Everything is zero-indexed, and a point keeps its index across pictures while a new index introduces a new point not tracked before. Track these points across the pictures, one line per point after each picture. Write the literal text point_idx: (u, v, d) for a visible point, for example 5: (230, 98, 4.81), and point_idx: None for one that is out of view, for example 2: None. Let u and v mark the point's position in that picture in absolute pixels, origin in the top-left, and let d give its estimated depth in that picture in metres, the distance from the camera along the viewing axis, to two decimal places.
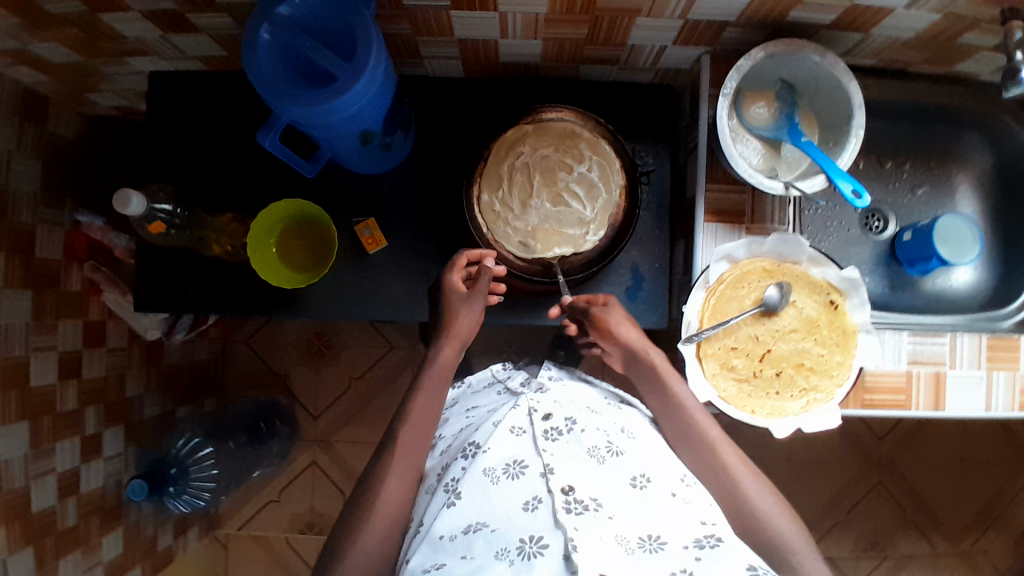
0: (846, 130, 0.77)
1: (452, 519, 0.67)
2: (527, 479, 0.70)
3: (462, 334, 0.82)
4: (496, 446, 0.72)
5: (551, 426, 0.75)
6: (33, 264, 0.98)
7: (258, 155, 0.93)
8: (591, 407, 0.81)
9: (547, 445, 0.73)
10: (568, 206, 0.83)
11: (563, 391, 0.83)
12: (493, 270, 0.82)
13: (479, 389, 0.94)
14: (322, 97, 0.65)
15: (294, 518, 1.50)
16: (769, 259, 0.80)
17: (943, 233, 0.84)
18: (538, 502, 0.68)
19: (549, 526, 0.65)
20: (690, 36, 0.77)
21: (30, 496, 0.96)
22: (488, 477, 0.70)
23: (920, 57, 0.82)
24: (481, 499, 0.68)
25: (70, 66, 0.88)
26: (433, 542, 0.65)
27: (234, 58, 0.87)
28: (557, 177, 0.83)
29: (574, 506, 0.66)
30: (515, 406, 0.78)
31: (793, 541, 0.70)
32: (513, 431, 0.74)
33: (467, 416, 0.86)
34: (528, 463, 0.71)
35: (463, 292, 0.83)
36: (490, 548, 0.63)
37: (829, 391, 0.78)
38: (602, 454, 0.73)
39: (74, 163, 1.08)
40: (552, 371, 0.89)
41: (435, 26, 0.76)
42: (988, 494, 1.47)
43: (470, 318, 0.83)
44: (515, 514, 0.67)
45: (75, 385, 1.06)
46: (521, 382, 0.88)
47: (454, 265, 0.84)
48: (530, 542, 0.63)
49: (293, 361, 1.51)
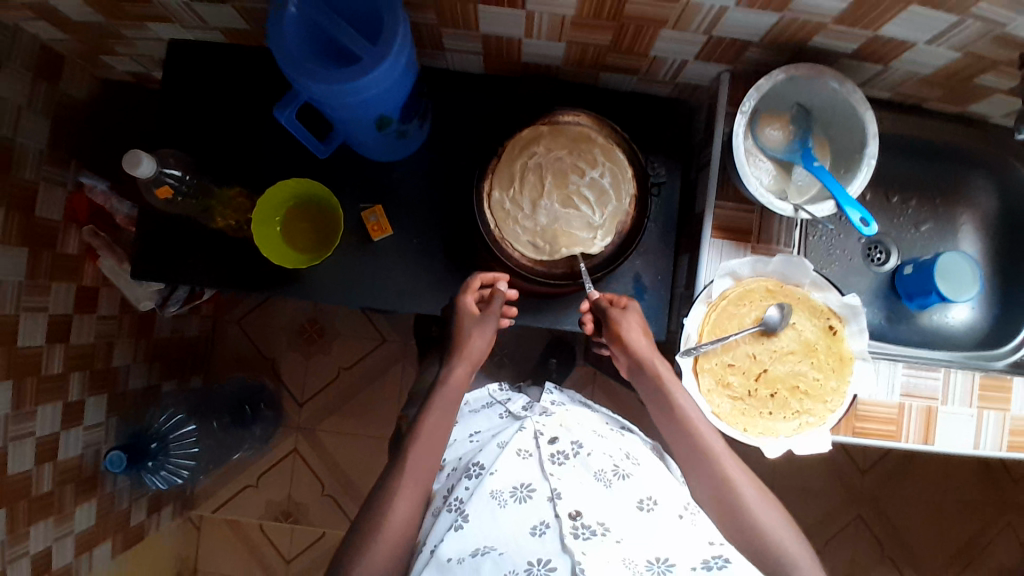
0: (858, 158, 0.78)
1: (459, 541, 0.68)
2: (534, 503, 0.71)
3: (474, 356, 0.80)
4: (503, 469, 0.74)
5: (557, 450, 0.77)
6: (33, 223, 0.97)
7: (272, 133, 0.93)
8: (596, 431, 0.83)
9: (553, 469, 0.75)
10: (578, 208, 0.83)
11: (567, 413, 0.85)
12: (506, 293, 0.81)
13: (478, 408, 0.95)
14: (342, 76, 0.65)
15: (270, 504, 1.48)
16: (772, 280, 0.81)
17: (944, 268, 0.85)
18: (546, 526, 0.69)
19: (556, 549, 0.66)
20: (712, 52, 0.78)
21: (6, 458, 0.95)
22: (495, 499, 0.71)
23: (935, 94, 0.83)
24: (488, 521, 0.70)
25: (90, 26, 0.87)
26: (441, 564, 0.66)
27: (255, 33, 0.87)
28: (569, 179, 0.83)
29: (582, 531, 0.67)
30: (521, 428, 0.80)
31: (795, 554, 0.70)
32: (519, 454, 0.76)
33: (471, 441, 0.87)
34: (536, 487, 0.73)
35: (477, 314, 0.81)
36: (498, 571, 0.64)
37: (822, 415, 0.79)
38: (609, 478, 0.74)
39: (83, 125, 1.07)
40: (555, 395, 0.90)
41: (461, 19, 0.76)
42: (964, 536, 1.48)
43: (482, 342, 0.80)
44: (522, 538, 0.68)
45: (62, 349, 1.05)
46: (522, 406, 0.91)
47: (466, 288, 0.82)
48: (538, 566, 0.65)
49: (284, 345, 1.50)
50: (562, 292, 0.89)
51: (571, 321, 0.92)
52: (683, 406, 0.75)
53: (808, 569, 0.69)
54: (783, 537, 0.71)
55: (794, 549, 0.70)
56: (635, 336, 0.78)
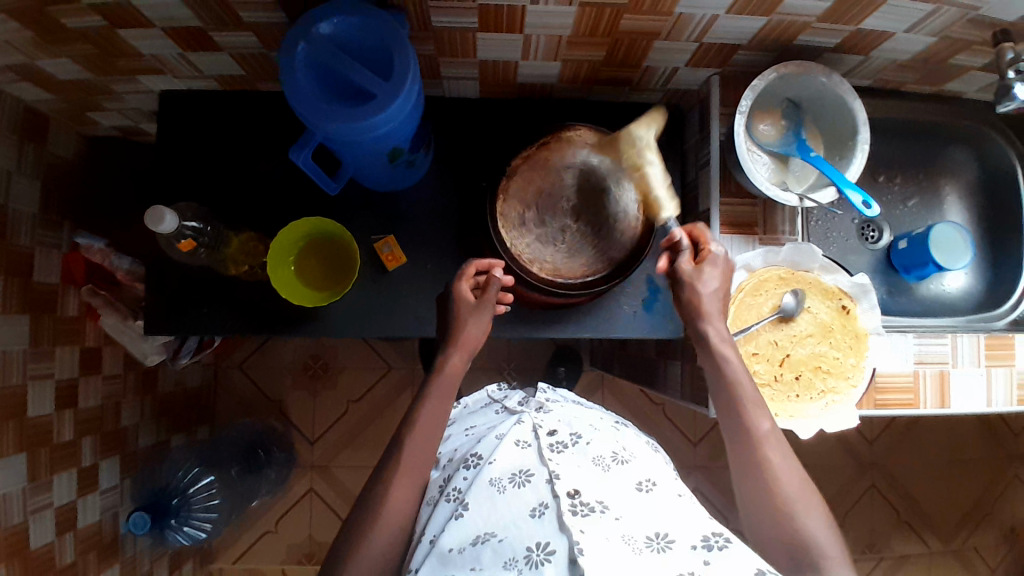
0: (851, 144, 0.82)
1: (458, 531, 0.68)
2: (534, 485, 0.72)
3: (469, 344, 0.80)
4: (501, 458, 0.75)
5: (556, 440, 0.78)
6: (31, 288, 0.95)
7: (277, 173, 0.93)
8: (592, 424, 0.85)
9: (552, 455, 0.76)
10: (650, 165, 0.81)
11: (563, 410, 0.88)
12: (502, 280, 0.81)
13: (477, 409, 0.96)
14: (358, 116, 0.66)
15: (291, 547, 1.46)
16: (784, 268, 0.85)
17: (936, 238, 0.89)
18: (545, 507, 0.69)
19: (554, 531, 0.66)
20: (702, 58, 0.81)
21: (27, 532, 0.91)
22: (495, 486, 0.72)
23: (911, 77, 0.88)
24: (488, 508, 0.70)
25: (78, 83, 0.86)
26: (442, 555, 0.66)
27: (251, 78, 0.88)
28: (636, 143, 0.82)
29: (580, 508, 0.67)
30: (520, 422, 0.82)
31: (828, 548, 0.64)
32: (518, 444, 0.78)
33: (466, 434, 0.88)
34: (533, 471, 0.74)
35: (472, 302, 0.81)
36: (499, 558, 0.65)
37: (845, 392, 0.82)
38: (607, 462, 0.76)
39: (72, 183, 1.05)
40: (549, 394, 0.93)
41: (459, 47, 0.78)
42: (973, 494, 1.53)
43: (478, 329, 0.80)
44: (522, 520, 0.68)
45: (71, 415, 1.02)
46: (518, 403, 0.92)
47: (462, 275, 0.82)
48: (537, 550, 0.65)
49: (289, 384, 1.48)
50: (572, 302, 0.90)
51: (592, 328, 0.93)
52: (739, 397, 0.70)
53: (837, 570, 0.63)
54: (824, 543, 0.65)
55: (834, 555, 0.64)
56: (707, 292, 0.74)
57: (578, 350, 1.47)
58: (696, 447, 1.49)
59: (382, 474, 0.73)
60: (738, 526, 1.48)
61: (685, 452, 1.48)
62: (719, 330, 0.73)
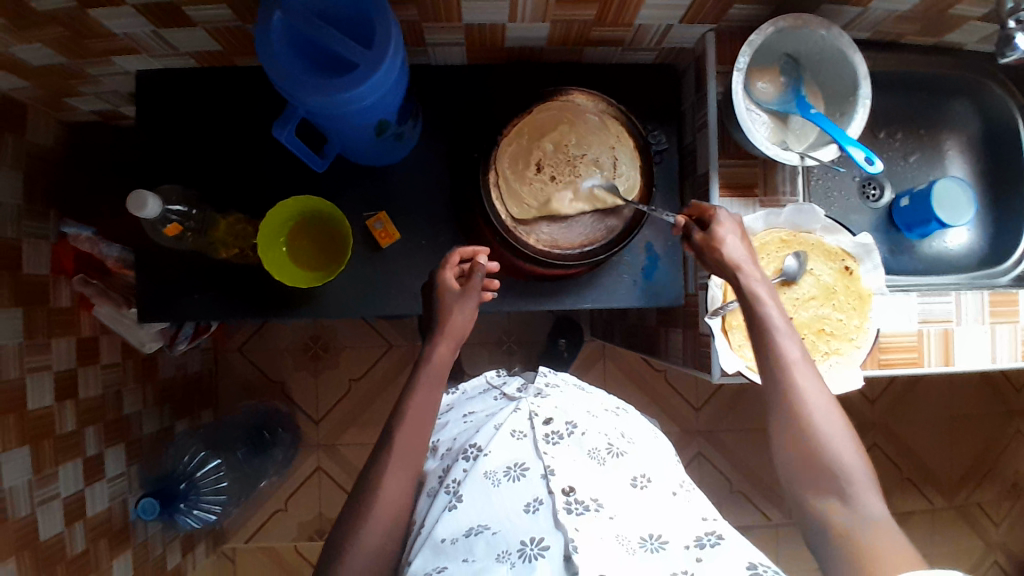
0: (852, 100, 0.81)
1: (452, 522, 0.67)
2: (529, 481, 0.71)
3: (457, 332, 0.77)
4: (496, 449, 0.73)
5: (552, 430, 0.76)
6: (22, 280, 0.93)
7: (263, 152, 0.91)
8: (590, 411, 0.82)
9: (547, 447, 0.74)
10: (617, 138, 0.85)
11: (562, 396, 0.84)
12: (487, 266, 0.78)
13: (474, 396, 0.94)
14: (339, 87, 0.64)
15: (302, 525, 1.47)
16: (786, 230, 0.84)
17: (940, 194, 0.87)
18: (539, 503, 0.68)
19: (550, 527, 0.66)
20: (696, 15, 0.78)
21: (36, 524, 0.91)
22: (489, 480, 0.71)
23: (913, 28, 0.85)
24: (482, 502, 0.69)
25: (52, 69, 0.83)
26: (436, 545, 0.66)
27: (229, 53, 0.84)
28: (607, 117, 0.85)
29: (575, 506, 0.67)
30: (516, 410, 0.79)
31: (854, 473, 0.61)
32: (514, 435, 0.75)
33: (464, 421, 0.86)
34: (529, 466, 0.72)
35: (457, 290, 0.78)
36: (492, 550, 0.64)
37: (849, 353, 0.82)
38: (603, 455, 0.75)
39: (54, 173, 1.02)
40: (549, 377, 0.89)
41: (443, 12, 0.75)
42: (974, 450, 1.54)
43: (464, 317, 0.78)
44: (515, 516, 0.68)
45: (72, 406, 1.01)
46: (517, 388, 0.89)
47: (447, 264, 0.80)
48: (531, 545, 0.64)
49: (290, 365, 1.48)
50: (569, 273, 0.88)
51: (593, 298, 0.92)
52: (772, 329, 0.68)
53: (865, 499, 0.60)
54: (853, 470, 0.61)
55: (860, 481, 0.61)
56: (733, 250, 0.72)
57: (579, 320, 1.46)
58: (700, 412, 1.49)
59: (385, 452, 0.72)
60: (742, 488, 1.49)
61: (688, 418, 1.48)
62: (756, 271, 0.71)
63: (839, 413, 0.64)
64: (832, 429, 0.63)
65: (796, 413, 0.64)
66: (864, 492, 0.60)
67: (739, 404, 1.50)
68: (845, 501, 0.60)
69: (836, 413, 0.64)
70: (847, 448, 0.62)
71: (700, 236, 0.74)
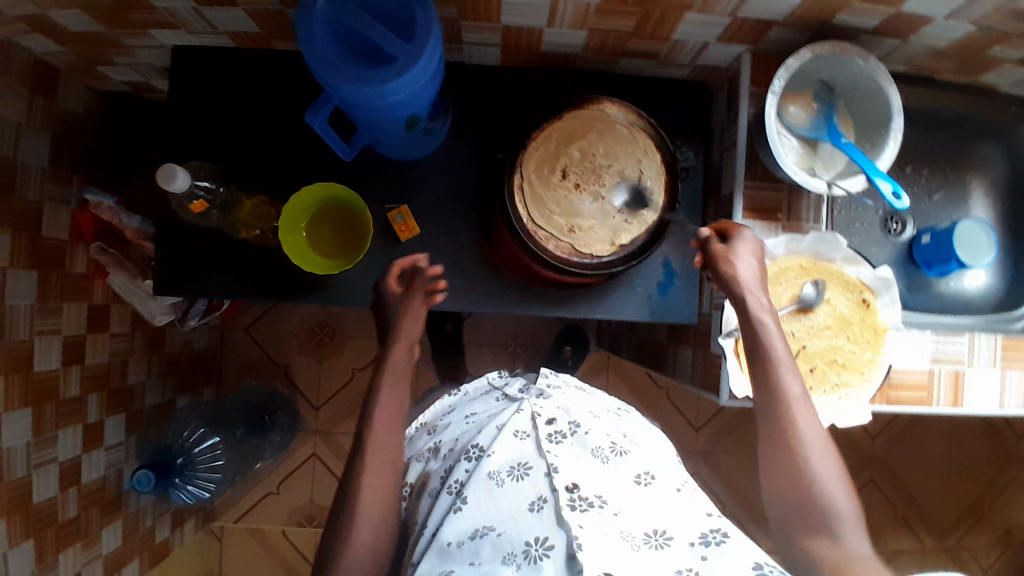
0: (884, 132, 0.81)
1: (458, 524, 0.67)
2: (533, 479, 0.70)
3: (410, 334, 0.81)
4: (501, 449, 0.73)
5: (555, 430, 0.76)
6: (39, 243, 0.93)
7: (291, 135, 0.91)
8: (591, 411, 0.82)
9: (550, 446, 0.74)
10: (644, 148, 0.85)
11: (563, 395, 0.84)
12: (429, 269, 0.84)
13: (477, 396, 0.93)
14: (376, 78, 0.64)
15: (292, 510, 1.47)
16: (806, 257, 0.84)
17: (963, 235, 0.86)
18: (543, 502, 0.68)
19: (553, 526, 0.65)
20: (734, 34, 0.78)
21: (31, 486, 0.91)
22: (493, 480, 0.70)
23: (948, 66, 0.85)
24: (487, 500, 0.69)
25: (89, 36, 0.84)
26: (442, 549, 0.65)
27: (265, 35, 0.85)
28: (637, 125, 0.85)
29: (579, 503, 0.66)
30: (518, 410, 0.79)
31: (841, 510, 0.63)
32: (516, 435, 0.75)
33: (466, 422, 0.85)
34: (532, 464, 0.72)
35: (401, 293, 0.83)
36: (498, 552, 0.63)
37: (860, 386, 0.81)
38: (606, 454, 0.74)
39: (81, 140, 1.03)
40: (551, 378, 0.89)
41: (482, 11, 0.75)
42: (971, 494, 1.53)
43: (413, 319, 0.81)
44: (522, 514, 0.67)
45: (78, 371, 1.01)
46: (520, 389, 0.89)
47: (386, 274, 0.84)
48: (536, 545, 0.63)
49: (294, 349, 1.48)
50: (586, 282, 0.87)
51: (607, 308, 0.91)
52: (775, 361, 0.70)
53: (851, 538, 0.61)
54: (840, 507, 0.63)
55: (848, 519, 0.63)
56: (745, 268, 0.73)
57: (586, 329, 1.45)
58: (700, 433, 1.48)
59: None
60: (735, 513, 1.48)
61: (687, 437, 1.48)
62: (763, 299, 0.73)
63: (831, 448, 0.67)
64: (824, 465, 0.65)
65: (793, 447, 0.66)
66: (853, 532, 0.62)
67: (739, 428, 1.49)
68: (829, 536, 0.62)
69: (830, 452, 0.66)
70: (837, 486, 0.64)
71: (722, 246, 0.75)
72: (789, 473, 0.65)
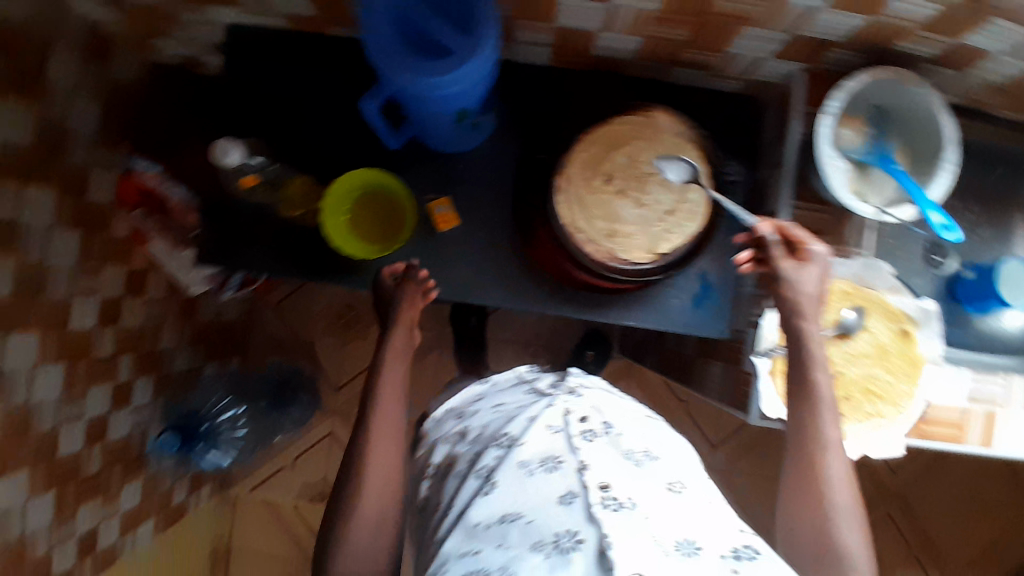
0: (936, 162, 0.78)
1: (486, 507, 0.69)
2: (564, 473, 0.69)
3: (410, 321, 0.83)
4: (533, 440, 0.74)
5: (588, 429, 0.75)
6: (83, 205, 0.95)
7: (339, 120, 0.93)
8: (622, 416, 0.81)
9: (582, 443, 0.72)
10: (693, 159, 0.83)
11: (595, 397, 0.83)
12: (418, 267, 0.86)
13: (506, 388, 0.93)
14: (431, 71, 0.64)
15: (305, 486, 1.50)
16: (849, 282, 0.82)
17: (1006, 275, 0.84)
18: (574, 496, 0.66)
19: (584, 521, 0.63)
20: (791, 51, 0.77)
21: (57, 439, 0.92)
22: (524, 469, 0.71)
23: (1008, 99, 0.83)
24: (517, 489, 0.69)
25: (149, 8, 0.85)
26: (469, 529, 0.67)
27: (320, 19, 0.86)
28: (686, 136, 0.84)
29: (610, 502, 0.64)
30: (551, 405, 0.79)
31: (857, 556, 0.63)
32: (550, 429, 0.75)
33: (494, 411, 0.85)
34: (564, 459, 0.71)
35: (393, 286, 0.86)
36: (527, 539, 0.64)
37: (893, 417, 0.79)
38: (639, 458, 0.73)
39: (132, 108, 1.05)
40: (581, 378, 0.88)
41: (538, 11, 0.75)
42: (990, 537, 1.49)
43: (411, 308, 0.84)
44: (551, 506, 0.66)
45: (112, 333, 1.03)
46: (549, 385, 0.89)
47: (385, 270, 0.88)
48: (567, 537, 0.62)
49: (319, 329, 1.50)
50: (620, 288, 0.87)
51: (639, 316, 0.91)
52: (815, 396, 0.69)
53: None
54: (856, 554, 0.63)
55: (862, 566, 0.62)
56: (805, 284, 0.71)
57: (609, 335, 1.45)
58: (716, 450, 1.47)
59: None
60: None
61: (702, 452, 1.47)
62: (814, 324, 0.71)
63: (854, 492, 0.66)
64: (846, 510, 0.64)
65: (816, 486, 0.65)
66: None
67: (756, 448, 1.47)
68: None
69: (853, 496, 0.66)
70: (855, 534, 0.64)
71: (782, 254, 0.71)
72: (808, 514, 0.65)
